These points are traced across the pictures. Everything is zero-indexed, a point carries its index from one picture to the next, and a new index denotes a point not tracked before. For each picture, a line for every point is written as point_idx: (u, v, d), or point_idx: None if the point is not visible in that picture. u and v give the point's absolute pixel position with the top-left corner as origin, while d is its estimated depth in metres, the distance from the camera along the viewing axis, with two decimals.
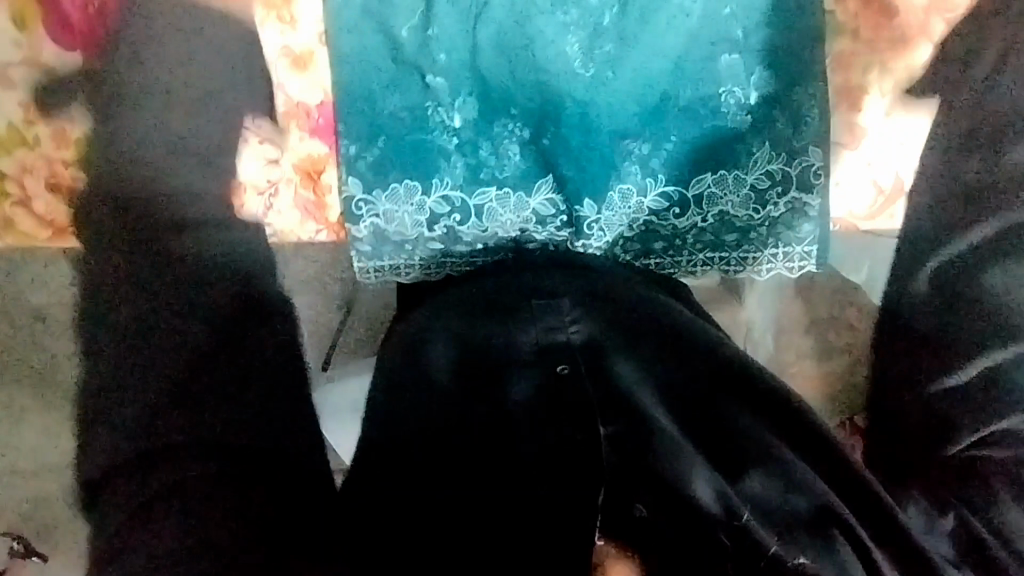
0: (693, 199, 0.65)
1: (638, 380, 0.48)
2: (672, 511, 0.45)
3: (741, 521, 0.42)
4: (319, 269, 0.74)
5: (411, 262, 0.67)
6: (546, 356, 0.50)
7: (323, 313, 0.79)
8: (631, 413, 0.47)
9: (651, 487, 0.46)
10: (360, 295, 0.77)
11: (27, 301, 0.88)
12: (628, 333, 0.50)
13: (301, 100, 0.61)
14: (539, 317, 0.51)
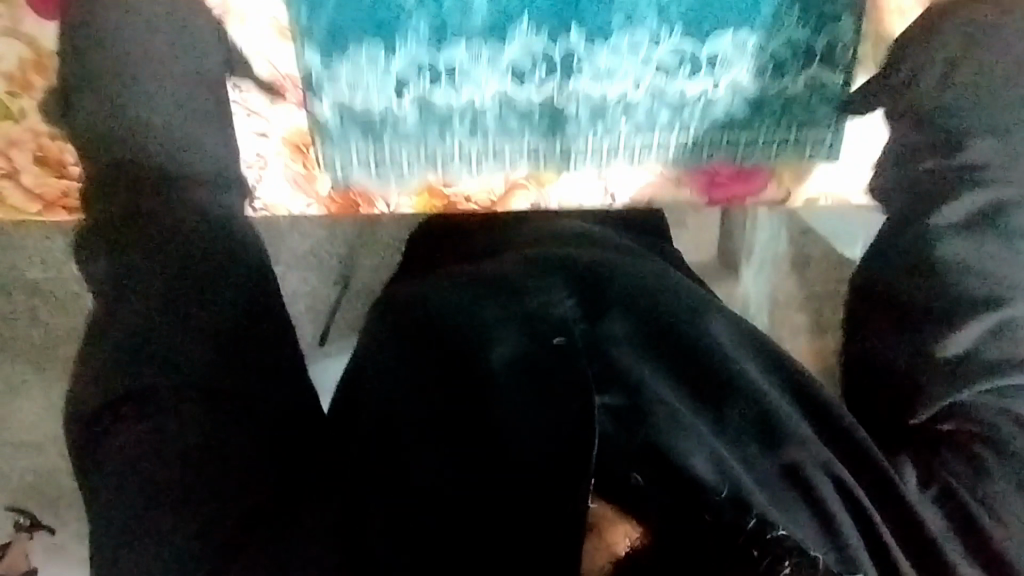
0: (705, 57, 0.58)
1: (634, 356, 0.46)
2: (669, 486, 0.40)
3: (722, 496, 0.39)
4: (318, 243, 0.75)
5: (384, 162, 0.61)
6: (539, 334, 0.47)
7: (319, 290, 0.79)
8: (630, 388, 0.44)
9: (641, 457, 0.41)
10: (360, 268, 0.78)
11: (28, 278, 0.89)
12: (625, 305, 0.49)
13: (289, 71, 0.57)
14: (522, 300, 0.49)
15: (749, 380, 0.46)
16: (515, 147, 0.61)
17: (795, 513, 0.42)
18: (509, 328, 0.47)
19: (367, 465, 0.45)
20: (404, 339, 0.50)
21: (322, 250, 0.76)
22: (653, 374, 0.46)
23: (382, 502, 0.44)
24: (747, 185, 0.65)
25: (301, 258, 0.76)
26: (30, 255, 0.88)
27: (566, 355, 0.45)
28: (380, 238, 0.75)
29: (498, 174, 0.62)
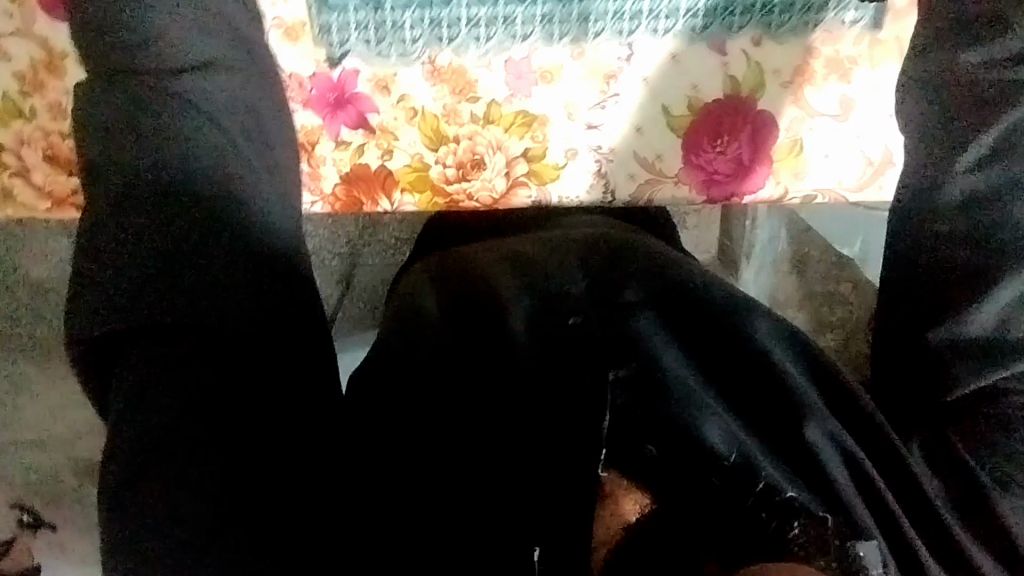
0: None
1: (648, 328, 0.44)
2: (682, 453, 0.41)
3: (730, 459, 0.41)
4: (318, 242, 0.76)
5: (390, 35, 0.59)
6: (551, 308, 0.45)
7: (322, 290, 0.79)
8: (643, 361, 0.43)
9: (655, 427, 0.42)
10: (361, 266, 0.79)
11: (32, 276, 0.90)
12: (643, 278, 0.46)
13: (294, 71, 0.61)
14: (536, 276, 0.48)
15: (767, 349, 0.43)
16: (517, 146, 0.63)
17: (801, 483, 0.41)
18: (521, 304, 0.45)
19: (359, 440, 0.43)
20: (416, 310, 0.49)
21: (323, 251, 0.76)
22: (667, 346, 0.44)
23: (371, 473, 0.41)
24: (745, 182, 0.64)
25: None
26: (35, 252, 0.89)
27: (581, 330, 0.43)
28: (382, 236, 0.76)
29: (498, 171, 0.64)
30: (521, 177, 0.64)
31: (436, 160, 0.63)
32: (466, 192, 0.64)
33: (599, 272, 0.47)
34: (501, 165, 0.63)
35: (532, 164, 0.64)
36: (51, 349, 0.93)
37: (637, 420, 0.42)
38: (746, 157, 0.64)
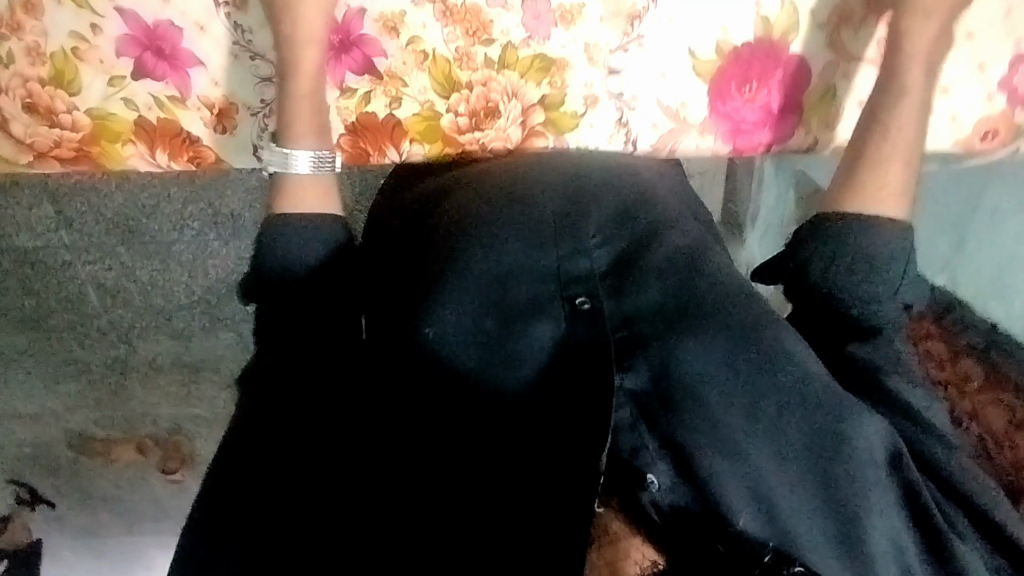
0: None
1: (680, 364, 0.59)
2: (704, 504, 0.58)
3: (736, 528, 0.58)
4: None
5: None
6: (567, 295, 0.61)
7: None
8: (654, 366, 0.59)
9: (675, 461, 0.59)
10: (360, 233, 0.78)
11: (17, 245, 0.90)
12: (662, 287, 0.61)
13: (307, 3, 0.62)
14: (565, 239, 0.63)
15: (799, 392, 0.59)
16: (534, 94, 0.68)
17: (812, 515, 0.58)
18: (536, 280, 0.62)
19: (444, 465, 0.61)
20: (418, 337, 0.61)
21: None
22: (722, 404, 0.58)
23: (456, 492, 0.60)
24: (777, 132, 0.71)
25: None
26: (16, 221, 0.88)
27: (590, 314, 0.60)
28: None
29: (514, 120, 0.69)
30: (536, 126, 0.69)
31: (448, 108, 0.68)
32: (479, 141, 0.70)
33: (614, 242, 0.64)
34: (516, 115, 0.69)
35: (548, 112, 0.69)
36: (40, 321, 0.94)
37: (671, 462, 0.59)
38: (774, 104, 0.70)
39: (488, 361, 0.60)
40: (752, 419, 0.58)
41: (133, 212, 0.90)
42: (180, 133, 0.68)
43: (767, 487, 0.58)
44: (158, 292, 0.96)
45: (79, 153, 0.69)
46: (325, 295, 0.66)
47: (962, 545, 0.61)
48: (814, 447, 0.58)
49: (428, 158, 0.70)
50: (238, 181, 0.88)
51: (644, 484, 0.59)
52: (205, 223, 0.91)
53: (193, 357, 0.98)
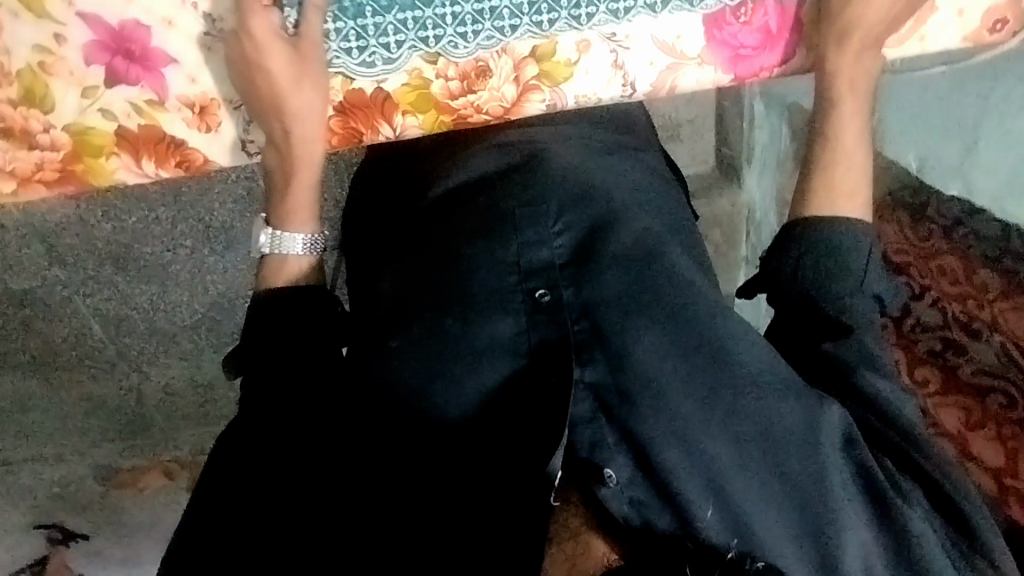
0: None
1: (668, 377, 0.42)
2: (659, 494, 0.42)
3: (695, 526, 0.41)
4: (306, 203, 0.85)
5: (371, 40, 0.49)
6: (530, 292, 0.46)
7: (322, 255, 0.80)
8: (614, 355, 0.43)
9: (638, 457, 0.42)
10: None
11: (13, 289, 0.89)
12: (634, 276, 0.45)
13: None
14: (521, 230, 0.48)
15: (771, 356, 0.44)
16: (523, 44, 0.51)
17: (784, 505, 0.41)
18: (490, 270, 0.46)
19: (333, 493, 0.44)
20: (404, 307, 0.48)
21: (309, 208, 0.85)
22: (682, 378, 0.42)
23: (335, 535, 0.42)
24: (772, 55, 0.54)
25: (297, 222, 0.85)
26: (10, 263, 0.87)
27: (551, 309, 0.45)
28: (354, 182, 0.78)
29: (507, 77, 0.52)
30: (534, 79, 0.52)
31: (437, 73, 0.51)
32: (474, 106, 0.53)
33: (583, 220, 0.48)
34: (510, 69, 0.51)
35: (542, 64, 0.52)
36: (49, 361, 0.93)
37: (631, 460, 0.43)
38: (775, 23, 0.53)
39: (429, 372, 0.45)
40: (715, 394, 0.42)
41: (124, 239, 0.88)
42: (165, 138, 0.52)
43: (721, 466, 0.41)
44: (160, 316, 0.94)
45: (64, 174, 0.52)
46: (300, 307, 0.55)
47: (915, 514, 0.43)
48: (769, 433, 0.41)
49: (426, 131, 0.54)
50: (221, 195, 0.87)
51: (601, 478, 0.42)
52: (197, 239, 0.89)
53: (203, 376, 0.98)
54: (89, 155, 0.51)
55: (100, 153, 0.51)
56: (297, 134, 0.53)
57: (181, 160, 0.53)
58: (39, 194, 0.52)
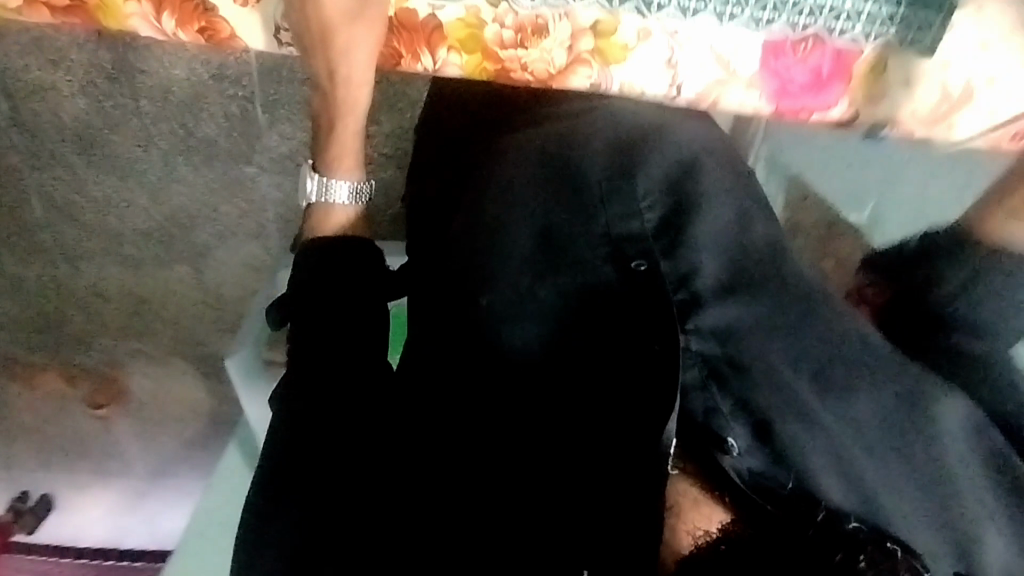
0: None
1: (717, 349, 0.52)
2: (768, 451, 0.50)
3: (788, 488, 0.49)
4: (295, 147, 0.83)
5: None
6: (620, 257, 0.58)
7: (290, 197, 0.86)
8: (718, 326, 0.53)
9: (735, 412, 0.51)
10: None
11: None
12: (716, 249, 0.58)
13: None
14: (616, 204, 0.61)
15: (857, 359, 0.53)
16: (585, 16, 0.65)
17: (900, 481, 0.49)
18: (589, 244, 0.59)
19: (446, 414, 0.58)
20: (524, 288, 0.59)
21: (300, 155, 0.84)
22: (785, 352, 0.52)
23: (576, 447, 0.53)
24: (818, 97, 0.70)
25: (277, 162, 0.85)
26: None
27: (647, 277, 0.55)
28: None
29: (561, 44, 0.67)
30: (584, 54, 0.67)
31: (495, 17, 0.65)
32: (520, 61, 0.68)
33: (665, 204, 0.61)
34: (564, 36, 0.66)
35: (597, 40, 0.66)
36: None
37: (750, 424, 0.51)
38: (825, 68, 0.67)
39: (516, 316, 0.58)
40: (824, 384, 0.51)
41: (94, 121, 0.82)
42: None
43: (843, 448, 0.49)
44: (112, 215, 0.90)
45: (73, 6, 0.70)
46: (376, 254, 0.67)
47: None
48: (897, 434, 0.50)
49: (464, 69, 0.70)
50: (212, 108, 0.81)
51: (724, 447, 0.50)
52: (174, 145, 0.84)
53: (141, 285, 0.97)
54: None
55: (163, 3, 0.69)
56: (347, 61, 0.69)
57: (204, 25, 0.69)
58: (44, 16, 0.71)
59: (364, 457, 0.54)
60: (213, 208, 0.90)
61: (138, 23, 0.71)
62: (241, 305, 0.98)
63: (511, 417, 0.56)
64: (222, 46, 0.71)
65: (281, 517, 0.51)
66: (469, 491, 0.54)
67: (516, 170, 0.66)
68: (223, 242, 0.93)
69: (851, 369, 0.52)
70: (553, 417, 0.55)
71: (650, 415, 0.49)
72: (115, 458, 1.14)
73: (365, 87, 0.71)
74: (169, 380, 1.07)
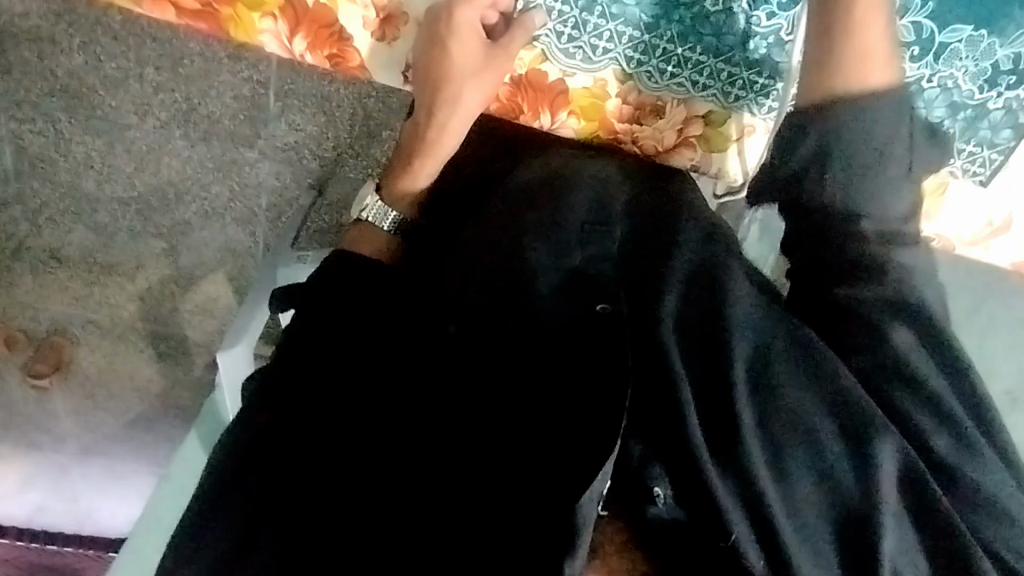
0: (935, 46, 0.58)
1: (678, 387, 0.52)
2: (693, 501, 0.50)
3: (728, 542, 0.49)
4: (303, 139, 0.80)
5: (584, 38, 0.64)
6: (587, 301, 0.56)
7: (291, 188, 0.84)
8: (672, 369, 0.53)
9: (663, 453, 0.51)
10: (334, 179, 0.83)
11: None
12: (684, 293, 0.59)
13: None
14: (591, 245, 0.62)
15: (811, 423, 0.52)
16: (703, 105, 0.68)
17: (818, 541, 0.49)
18: (553, 276, 0.59)
19: (371, 442, 0.53)
20: (496, 308, 0.58)
21: (306, 148, 0.81)
22: (747, 404, 0.52)
23: (497, 485, 0.50)
24: None
25: (281, 150, 0.81)
26: None
27: (610, 319, 0.54)
28: (372, 151, 0.81)
29: (673, 124, 0.70)
30: (691, 138, 0.70)
31: (617, 93, 0.68)
32: (633, 134, 0.71)
33: (637, 256, 0.63)
34: (678, 121, 0.69)
35: (707, 129, 0.69)
36: None
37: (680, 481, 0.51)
38: None
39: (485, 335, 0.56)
40: (781, 458, 0.51)
41: (89, 79, 0.77)
42: (334, 26, 0.70)
43: (769, 502, 0.49)
44: (91, 178, 0.85)
45: (200, 13, 0.71)
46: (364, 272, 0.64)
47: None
48: (829, 496, 0.50)
49: (579, 133, 0.72)
50: (222, 85, 0.77)
51: (651, 497, 0.50)
52: (174, 117, 0.79)
53: (108, 252, 0.92)
54: (249, 13, 0.70)
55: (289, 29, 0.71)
56: (444, 119, 0.68)
57: (335, 51, 0.72)
58: (170, 17, 0.72)
59: (304, 476, 0.53)
60: (204, 186, 0.85)
61: (267, 39, 0.72)
62: (215, 287, 0.94)
63: (466, 446, 0.52)
64: (346, 74, 0.74)
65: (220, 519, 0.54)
66: (401, 523, 0.50)
67: (497, 203, 0.67)
68: (205, 222, 0.88)
69: (808, 433, 0.52)
70: (509, 448, 0.51)
71: (584, 464, 0.48)
72: (49, 429, 1.07)
73: (456, 138, 0.69)
74: (122, 354, 1.01)
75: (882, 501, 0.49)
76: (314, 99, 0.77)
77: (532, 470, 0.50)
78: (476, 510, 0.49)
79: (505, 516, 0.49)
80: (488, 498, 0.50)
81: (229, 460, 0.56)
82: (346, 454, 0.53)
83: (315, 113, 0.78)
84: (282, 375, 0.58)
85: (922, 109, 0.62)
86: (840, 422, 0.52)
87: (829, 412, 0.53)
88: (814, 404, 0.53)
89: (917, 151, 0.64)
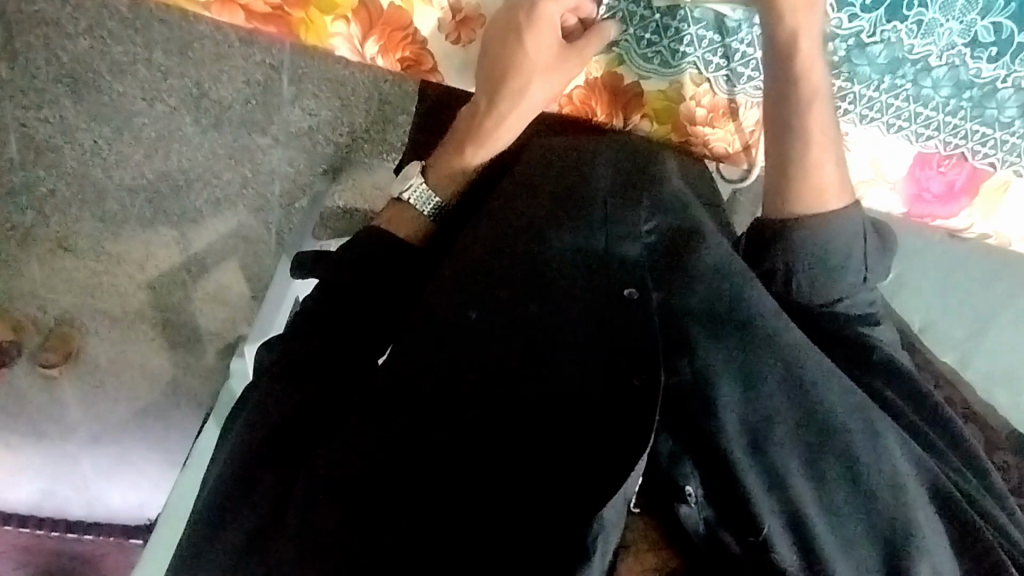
0: (1017, 45, 0.57)
1: (718, 376, 0.50)
2: (725, 497, 0.50)
3: (759, 538, 0.49)
4: (318, 124, 0.79)
5: (663, 43, 0.65)
6: (614, 285, 0.55)
7: (307, 175, 0.83)
8: (701, 369, 0.51)
9: (692, 448, 0.51)
10: (350, 166, 0.82)
11: None
12: (713, 273, 0.56)
13: None
14: (616, 224, 0.59)
15: (840, 422, 0.49)
16: None
17: (847, 531, 0.48)
18: (576, 255, 0.57)
19: (389, 441, 0.50)
20: (519, 292, 0.55)
21: (320, 134, 0.79)
22: (780, 393, 0.50)
23: (523, 480, 0.49)
24: (944, 206, 0.71)
25: (295, 136, 0.80)
26: None
27: (638, 305, 0.53)
28: (388, 137, 0.79)
29: (746, 124, 0.69)
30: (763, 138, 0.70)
31: (693, 95, 0.68)
32: (707, 134, 0.71)
33: (668, 229, 0.59)
34: (751, 122, 0.69)
35: None
36: None
37: (711, 475, 0.50)
38: (960, 182, 0.68)
39: (512, 321, 0.54)
40: (815, 456, 0.49)
41: (96, 64, 0.75)
42: (407, 29, 0.68)
43: (797, 493, 0.48)
44: (98, 166, 0.83)
45: (271, 16, 0.70)
46: (386, 256, 0.63)
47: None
48: (859, 489, 0.48)
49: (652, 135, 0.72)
50: (235, 69, 0.75)
51: (682, 496, 0.51)
52: (184, 103, 0.78)
53: (114, 241, 0.90)
54: (321, 16, 0.69)
55: (362, 31, 0.69)
56: (504, 112, 0.66)
57: (407, 55, 0.71)
58: (239, 20, 0.71)
59: (321, 473, 0.49)
60: (216, 173, 0.83)
61: (338, 43, 0.71)
62: (228, 276, 0.93)
63: (476, 459, 0.49)
64: (416, 77, 0.73)
65: (246, 506, 0.51)
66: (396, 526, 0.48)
67: (516, 179, 0.64)
68: (217, 211, 0.87)
69: (836, 430, 0.49)
70: (525, 450, 0.49)
71: (617, 461, 0.47)
72: (57, 419, 1.02)
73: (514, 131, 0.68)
74: (129, 346, 0.99)
75: (910, 500, 0.48)
76: (329, 82, 0.75)
77: (560, 466, 0.49)
78: (501, 508, 0.48)
79: (531, 513, 0.48)
80: (514, 493, 0.49)
81: (242, 453, 0.53)
82: (361, 453, 0.50)
83: (339, 100, 0.76)
84: (305, 363, 0.57)
85: (993, 109, 0.62)
86: (855, 401, 0.51)
87: (860, 417, 0.50)
88: (844, 393, 0.51)
89: (984, 152, 0.65)
